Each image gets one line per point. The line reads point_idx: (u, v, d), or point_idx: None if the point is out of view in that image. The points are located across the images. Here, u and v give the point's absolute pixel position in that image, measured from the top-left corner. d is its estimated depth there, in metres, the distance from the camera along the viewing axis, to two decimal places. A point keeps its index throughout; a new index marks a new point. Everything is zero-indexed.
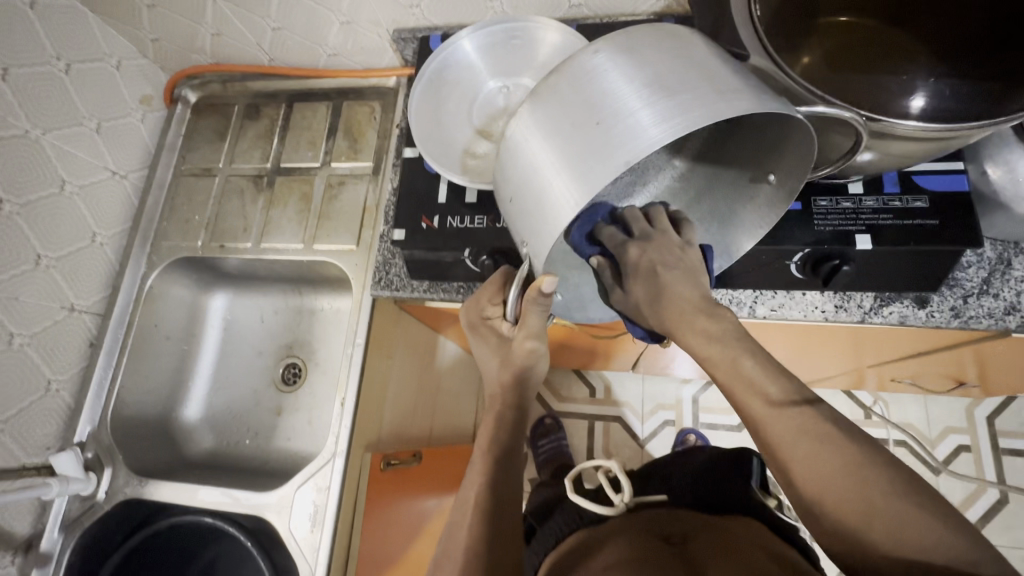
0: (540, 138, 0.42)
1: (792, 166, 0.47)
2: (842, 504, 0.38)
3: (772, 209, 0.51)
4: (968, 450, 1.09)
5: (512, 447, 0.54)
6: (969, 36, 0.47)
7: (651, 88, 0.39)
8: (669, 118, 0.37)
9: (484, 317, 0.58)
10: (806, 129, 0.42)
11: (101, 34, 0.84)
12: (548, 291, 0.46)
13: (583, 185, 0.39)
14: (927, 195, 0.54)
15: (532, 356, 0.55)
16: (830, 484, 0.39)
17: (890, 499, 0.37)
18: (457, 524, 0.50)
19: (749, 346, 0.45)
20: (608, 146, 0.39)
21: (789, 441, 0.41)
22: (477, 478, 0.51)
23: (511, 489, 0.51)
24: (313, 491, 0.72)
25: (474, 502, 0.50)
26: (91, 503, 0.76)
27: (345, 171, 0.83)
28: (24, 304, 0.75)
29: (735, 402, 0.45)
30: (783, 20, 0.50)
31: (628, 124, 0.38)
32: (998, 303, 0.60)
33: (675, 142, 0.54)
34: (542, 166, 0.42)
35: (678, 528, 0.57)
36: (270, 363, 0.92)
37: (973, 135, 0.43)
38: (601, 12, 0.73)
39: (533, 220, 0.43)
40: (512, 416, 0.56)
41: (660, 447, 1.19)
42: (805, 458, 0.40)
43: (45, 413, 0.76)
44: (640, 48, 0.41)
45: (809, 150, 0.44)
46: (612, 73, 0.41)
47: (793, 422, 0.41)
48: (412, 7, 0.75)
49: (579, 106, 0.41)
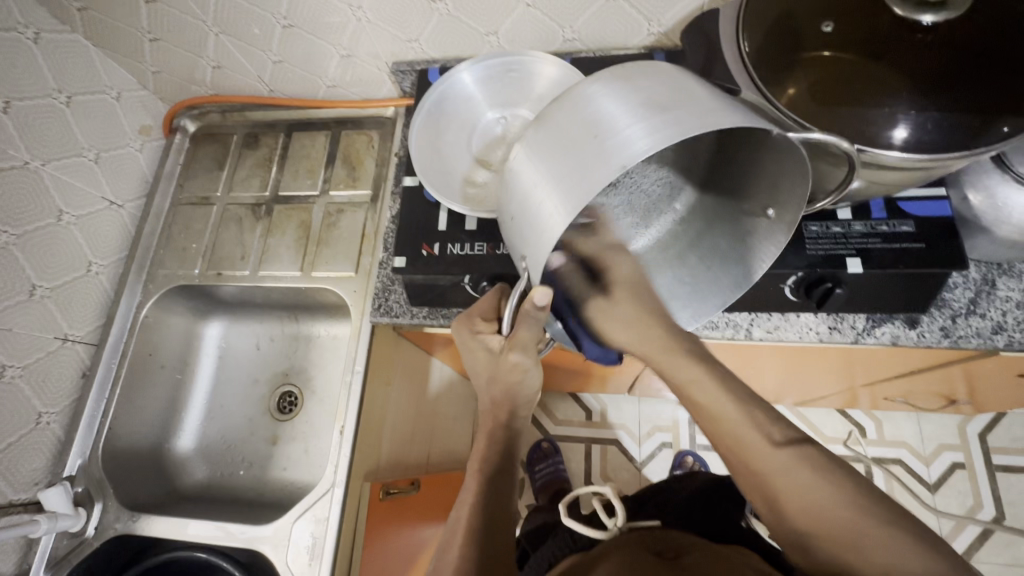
0: (538, 158, 0.43)
1: (788, 194, 0.48)
2: (831, 535, 0.38)
3: (770, 243, 0.51)
4: (963, 468, 1.10)
5: (505, 465, 0.55)
6: (946, 75, 0.49)
7: (642, 106, 0.40)
8: (657, 132, 0.38)
9: (473, 332, 0.56)
10: (803, 161, 0.43)
11: (103, 67, 0.85)
12: (542, 304, 0.46)
13: (577, 196, 0.40)
14: (912, 220, 0.57)
15: (519, 370, 0.54)
16: (819, 513, 0.39)
17: (879, 530, 0.37)
18: (449, 544, 0.50)
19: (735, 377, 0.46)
20: (600, 157, 0.40)
21: (779, 471, 0.42)
22: (468, 499, 0.52)
23: (503, 508, 0.52)
24: (311, 522, 0.71)
25: (466, 523, 0.50)
26: (80, 540, 0.74)
27: (343, 200, 0.84)
28: (16, 334, 0.74)
29: (720, 436, 0.45)
30: (768, 54, 0.52)
31: (620, 137, 0.39)
32: (985, 322, 0.61)
33: (675, 187, 0.59)
34: (540, 183, 0.43)
35: (671, 545, 0.56)
36: (266, 392, 0.91)
37: (955, 165, 0.46)
38: (593, 45, 0.76)
39: (531, 236, 0.44)
40: (502, 433, 0.56)
41: (658, 470, 1.19)
42: (794, 487, 0.41)
43: (35, 447, 0.74)
44: (634, 75, 0.43)
45: (801, 168, 0.44)
46: (608, 97, 0.42)
47: (781, 454, 0.42)
48: (411, 41, 0.78)
49: (576, 125, 0.42)
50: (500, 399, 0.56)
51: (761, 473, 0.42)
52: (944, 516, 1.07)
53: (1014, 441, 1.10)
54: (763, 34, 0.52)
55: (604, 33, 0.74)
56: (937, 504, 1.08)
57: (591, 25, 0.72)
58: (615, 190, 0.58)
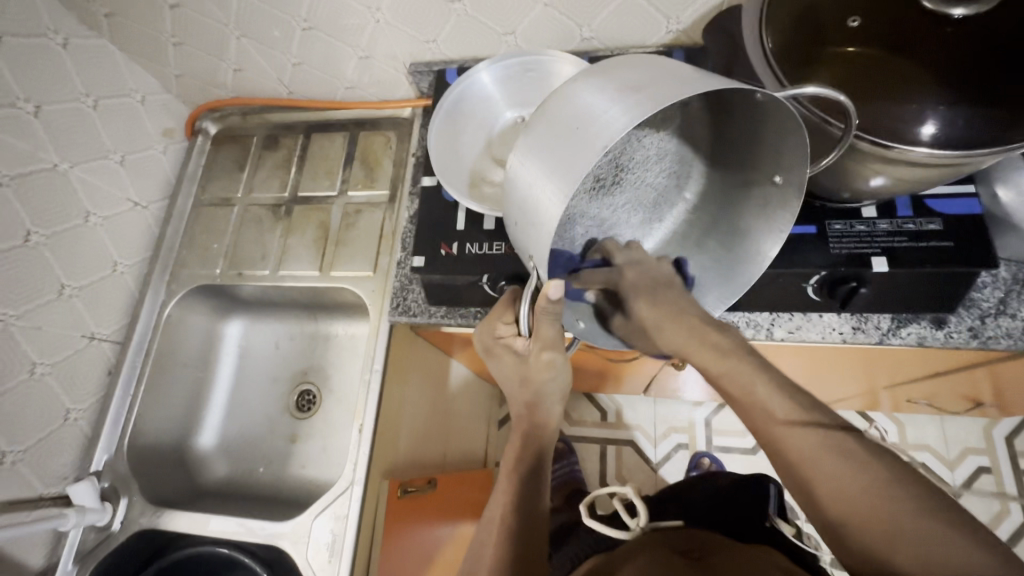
0: (529, 157, 0.44)
1: (790, 158, 0.47)
2: (864, 522, 0.38)
3: (784, 210, 0.50)
4: (989, 472, 1.07)
5: (535, 468, 0.56)
6: (974, 68, 0.48)
7: (622, 91, 0.40)
8: (638, 109, 0.38)
9: (497, 338, 0.56)
10: (796, 123, 0.42)
11: (128, 71, 0.87)
12: (555, 298, 0.46)
13: (569, 181, 0.39)
14: (939, 218, 0.55)
15: (551, 368, 0.54)
16: (853, 500, 0.38)
17: (917, 520, 0.36)
18: (484, 545, 0.53)
19: (760, 377, 0.45)
20: (586, 143, 0.40)
21: (812, 457, 0.41)
22: (502, 501, 0.54)
23: (534, 511, 0.53)
24: (330, 520, 0.71)
25: (499, 524, 0.52)
26: (107, 534, 0.75)
27: (361, 200, 0.85)
28: (46, 332, 0.75)
29: (751, 420, 0.45)
30: (793, 50, 0.52)
31: (601, 121, 0.39)
32: (1016, 323, 0.60)
33: (682, 176, 0.58)
34: (534, 180, 0.43)
35: (694, 545, 0.55)
36: (284, 390, 0.92)
37: (986, 160, 0.44)
38: (611, 44, 0.76)
39: (535, 233, 0.44)
40: (535, 440, 0.57)
41: (674, 472, 1.18)
42: (828, 474, 0.40)
43: (63, 443, 0.76)
44: (610, 68, 0.44)
45: (799, 135, 0.43)
46: (588, 89, 0.43)
47: (814, 440, 0.41)
48: (429, 42, 0.78)
49: (561, 121, 0.43)
50: (524, 398, 0.57)
51: (794, 459, 0.42)
52: None
53: None
54: (787, 28, 0.52)
55: (623, 32, 0.73)
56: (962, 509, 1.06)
57: (609, 23, 0.72)
58: (620, 188, 0.56)
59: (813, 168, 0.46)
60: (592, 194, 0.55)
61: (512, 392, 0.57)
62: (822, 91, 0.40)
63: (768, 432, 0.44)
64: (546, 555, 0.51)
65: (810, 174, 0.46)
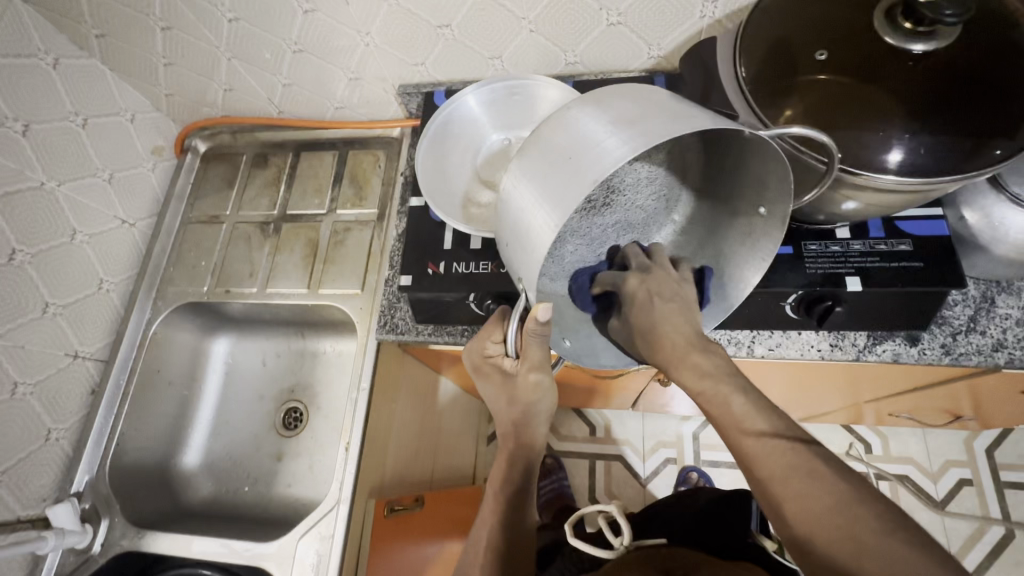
0: (523, 181, 0.45)
1: (775, 193, 0.49)
2: (830, 538, 0.39)
3: (766, 241, 0.52)
4: (970, 484, 1.09)
5: (523, 486, 0.57)
6: (938, 98, 0.50)
7: (617, 122, 0.42)
8: (631, 142, 0.40)
9: (484, 356, 0.56)
10: (781, 159, 0.44)
11: (118, 90, 0.87)
12: (544, 320, 0.46)
13: (561, 210, 0.41)
14: (909, 239, 0.58)
15: (538, 390, 0.54)
16: (818, 517, 0.40)
17: (881, 537, 0.37)
18: (470, 564, 0.55)
19: (738, 397, 0.47)
20: (579, 172, 0.41)
21: (782, 476, 0.42)
22: (486, 528, 0.55)
23: (519, 528, 0.56)
24: (315, 540, 0.71)
25: (485, 546, 0.54)
26: (86, 556, 0.74)
27: (350, 218, 0.86)
28: (29, 351, 0.75)
29: (726, 438, 0.47)
30: (765, 82, 0.54)
31: (596, 151, 0.41)
32: (986, 340, 0.62)
33: (672, 198, 0.59)
34: (526, 204, 0.44)
35: (677, 563, 0.56)
36: (271, 408, 0.92)
37: (947, 185, 0.47)
38: (595, 69, 0.78)
39: (525, 255, 0.45)
40: (523, 458, 0.57)
41: (663, 487, 1.18)
42: (796, 493, 0.41)
43: (44, 463, 0.75)
44: (605, 98, 0.46)
45: (784, 167, 0.45)
46: (584, 118, 0.44)
47: (784, 459, 0.43)
48: (418, 65, 0.80)
49: (557, 148, 0.44)
50: (508, 419, 0.57)
51: (763, 478, 0.43)
52: (953, 533, 1.06)
53: (1021, 457, 1.09)
54: (758, 63, 0.55)
55: (606, 57, 0.75)
56: (945, 521, 1.07)
57: (592, 49, 0.74)
58: (610, 209, 0.58)
59: (796, 203, 0.48)
60: (582, 215, 0.56)
61: (499, 412, 0.58)
62: (807, 132, 0.41)
63: (741, 449, 0.45)
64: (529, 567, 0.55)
65: (793, 208, 0.48)
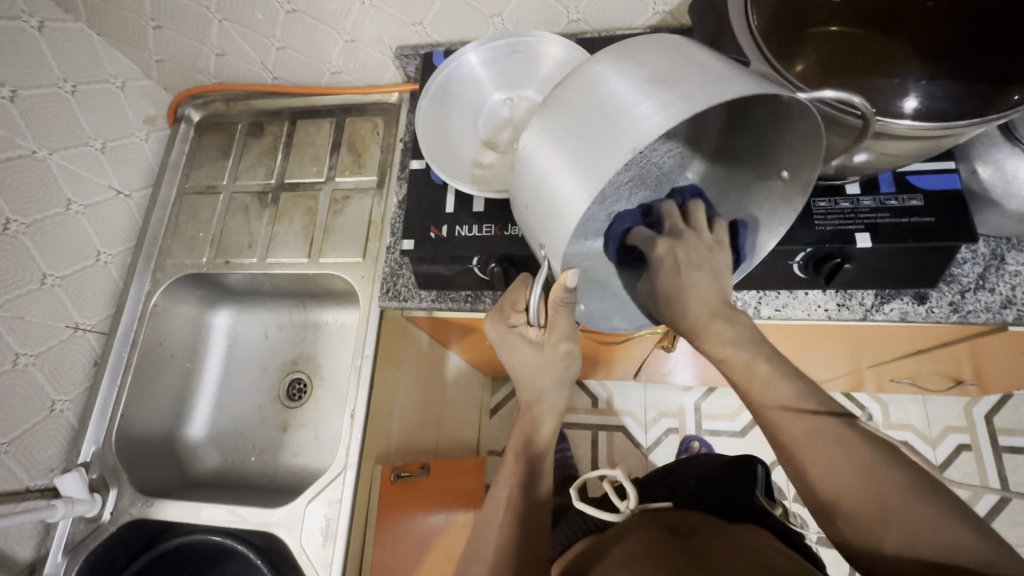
0: (547, 141, 0.44)
1: (802, 156, 0.47)
2: (856, 502, 0.43)
3: (784, 207, 0.51)
4: (969, 449, 1.10)
5: (544, 452, 0.57)
6: (954, 42, 0.50)
7: (648, 81, 0.40)
8: (669, 107, 0.38)
9: (509, 324, 0.56)
10: (816, 123, 0.42)
11: (107, 56, 0.85)
12: (572, 286, 0.46)
13: (592, 177, 0.40)
14: (921, 194, 0.56)
15: (568, 358, 0.55)
16: (846, 483, 0.44)
17: (908, 501, 0.42)
18: (487, 527, 0.53)
19: (761, 351, 0.51)
20: (614, 138, 0.40)
21: (805, 442, 0.46)
22: (506, 486, 0.54)
23: (538, 493, 0.54)
24: (324, 504, 0.71)
25: (506, 502, 0.53)
26: (96, 525, 0.74)
27: (349, 186, 0.84)
28: (29, 322, 0.74)
29: (750, 404, 0.51)
30: (775, 32, 0.53)
31: (629, 115, 0.39)
32: (994, 297, 0.61)
33: (688, 150, 0.57)
34: (553, 168, 0.43)
35: (683, 522, 0.58)
36: (275, 379, 0.92)
37: (961, 135, 0.46)
38: (599, 26, 0.76)
39: (547, 221, 0.44)
40: (549, 428, 0.58)
41: (664, 455, 1.19)
42: (821, 459, 0.46)
43: (49, 435, 0.75)
44: (639, 51, 0.43)
45: (816, 129, 0.43)
46: (613, 76, 0.42)
47: (806, 426, 0.47)
48: (415, 25, 0.77)
49: (584, 108, 0.43)
50: (531, 386, 0.58)
51: (789, 441, 0.47)
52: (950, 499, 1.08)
53: (1021, 422, 1.10)
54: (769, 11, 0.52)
55: (609, 14, 0.73)
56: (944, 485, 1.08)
57: (595, 5, 0.72)
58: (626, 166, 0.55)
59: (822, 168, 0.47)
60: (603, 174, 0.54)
61: (522, 378, 0.58)
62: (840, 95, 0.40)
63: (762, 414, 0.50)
64: (548, 535, 0.53)
65: (818, 175, 0.46)
